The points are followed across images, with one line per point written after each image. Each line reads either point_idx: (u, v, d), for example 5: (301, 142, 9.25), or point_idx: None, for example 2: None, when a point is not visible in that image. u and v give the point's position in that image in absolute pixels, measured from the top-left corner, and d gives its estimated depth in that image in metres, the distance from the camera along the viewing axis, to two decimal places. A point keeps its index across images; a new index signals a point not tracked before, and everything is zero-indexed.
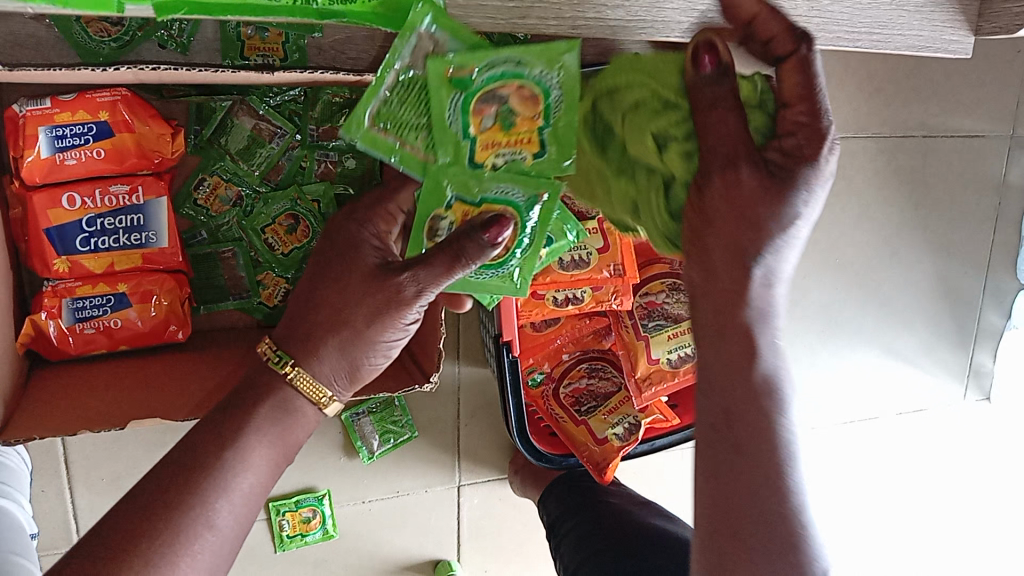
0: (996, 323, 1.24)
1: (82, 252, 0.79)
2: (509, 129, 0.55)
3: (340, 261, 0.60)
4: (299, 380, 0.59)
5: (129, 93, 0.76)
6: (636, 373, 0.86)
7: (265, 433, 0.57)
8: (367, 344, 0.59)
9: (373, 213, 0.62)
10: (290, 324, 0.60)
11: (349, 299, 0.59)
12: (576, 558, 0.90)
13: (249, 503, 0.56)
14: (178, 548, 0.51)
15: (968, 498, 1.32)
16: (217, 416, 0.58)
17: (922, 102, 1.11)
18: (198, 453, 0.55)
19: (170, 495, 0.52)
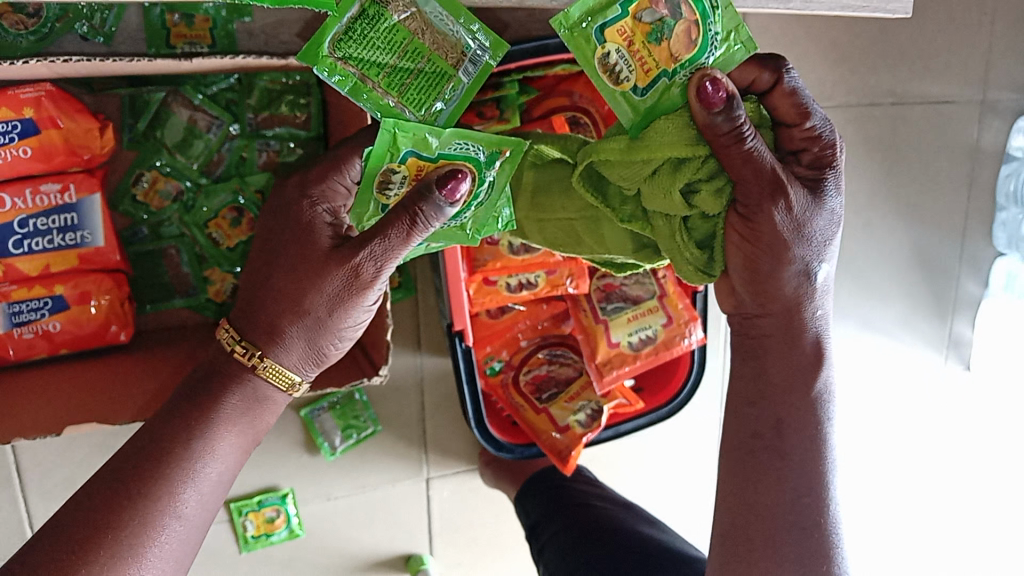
0: (973, 292, 1.22)
1: (17, 254, 0.76)
2: (659, 45, 0.49)
3: (294, 243, 0.55)
4: (268, 370, 0.55)
5: (54, 88, 0.73)
6: (596, 358, 0.83)
7: (234, 423, 0.55)
8: (331, 327, 0.55)
9: (327, 185, 0.57)
10: (246, 312, 0.56)
11: (308, 282, 0.53)
12: (562, 566, 0.86)
13: (214, 493, 0.53)
14: (145, 537, 0.49)
15: (952, 470, 1.31)
16: (180, 401, 0.55)
17: (890, 68, 1.08)
18: (162, 442, 0.52)
19: (134, 486, 0.50)
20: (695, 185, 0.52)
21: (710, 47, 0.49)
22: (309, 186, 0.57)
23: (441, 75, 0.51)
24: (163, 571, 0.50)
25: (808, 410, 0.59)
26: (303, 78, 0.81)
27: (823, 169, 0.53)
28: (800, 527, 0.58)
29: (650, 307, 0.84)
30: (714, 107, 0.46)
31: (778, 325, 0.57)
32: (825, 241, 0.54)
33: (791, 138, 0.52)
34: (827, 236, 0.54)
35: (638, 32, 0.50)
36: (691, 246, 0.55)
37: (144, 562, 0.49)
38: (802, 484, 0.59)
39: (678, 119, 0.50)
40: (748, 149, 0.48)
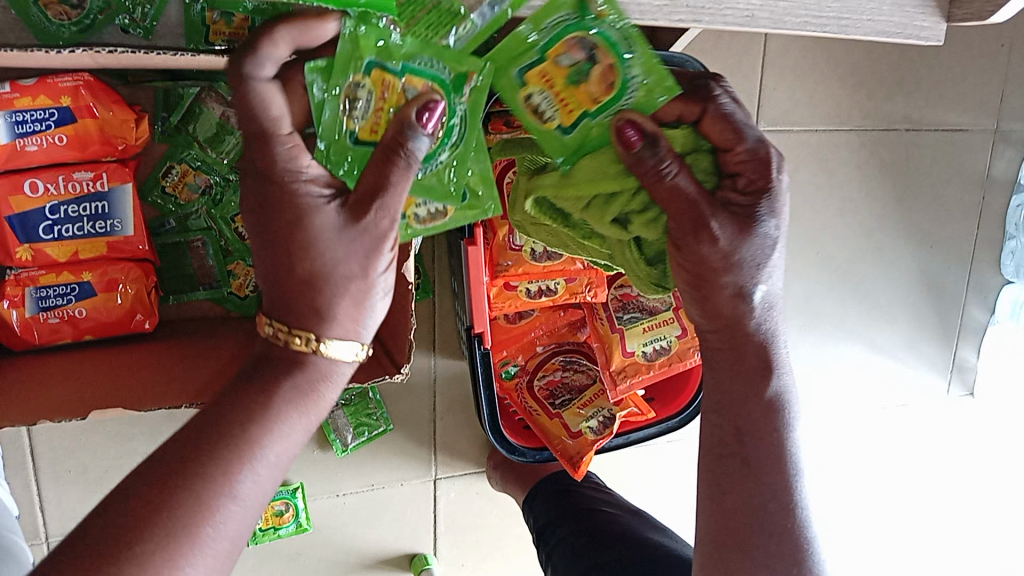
0: (979, 318, 1.24)
1: (46, 239, 0.77)
2: (578, 84, 0.49)
3: (298, 228, 0.47)
4: (326, 346, 0.50)
5: (92, 78, 0.74)
6: (610, 366, 0.84)
7: (292, 403, 0.49)
8: (373, 284, 0.50)
9: (291, 160, 0.46)
10: (276, 298, 0.50)
11: (331, 259, 0.48)
12: (570, 570, 0.88)
13: (274, 477, 0.48)
14: (201, 518, 0.44)
15: (953, 494, 1.32)
16: (241, 383, 0.49)
17: (906, 95, 1.10)
18: (220, 422, 0.47)
19: (190, 466, 0.45)
20: (629, 215, 0.58)
21: (628, 89, 0.50)
22: (265, 168, 0.47)
23: (452, 13, 0.46)
24: (216, 556, 0.44)
25: (767, 416, 0.59)
26: None
27: (756, 194, 0.54)
28: (766, 532, 0.58)
29: (666, 319, 0.84)
30: (632, 148, 0.50)
31: (725, 337, 0.59)
32: (763, 259, 0.56)
33: (727, 162, 0.54)
34: (765, 254, 0.56)
35: (556, 71, 0.49)
36: (642, 262, 0.61)
37: (200, 547, 0.43)
38: (770, 488, 0.59)
39: (603, 156, 0.53)
40: (671, 183, 0.51)
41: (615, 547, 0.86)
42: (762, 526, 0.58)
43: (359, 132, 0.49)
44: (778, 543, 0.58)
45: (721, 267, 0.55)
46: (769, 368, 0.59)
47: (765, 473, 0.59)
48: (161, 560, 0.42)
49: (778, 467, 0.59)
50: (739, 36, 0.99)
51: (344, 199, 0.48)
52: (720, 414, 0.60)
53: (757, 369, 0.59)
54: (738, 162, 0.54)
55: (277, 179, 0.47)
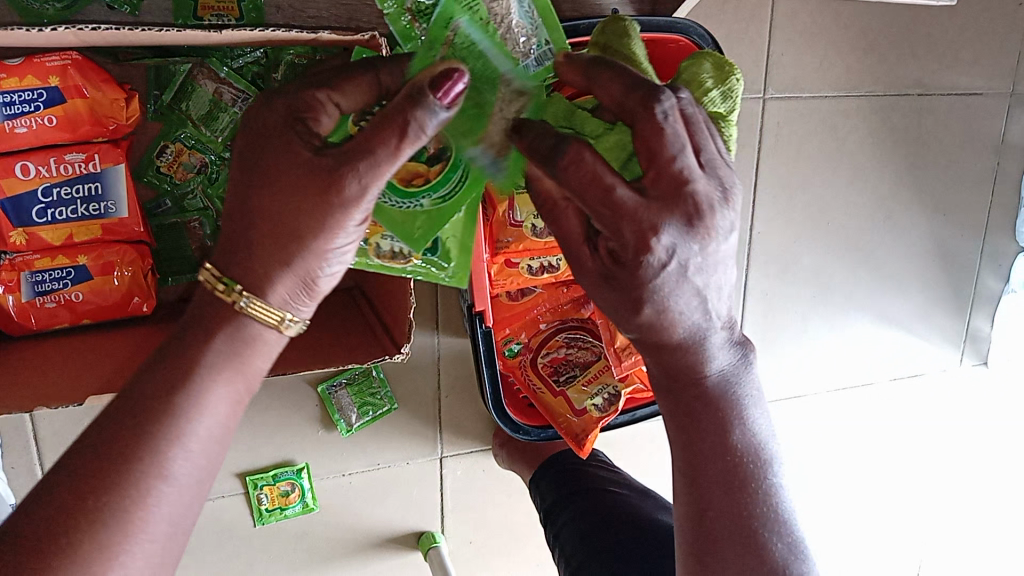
0: (993, 287, 1.21)
1: (39, 223, 0.76)
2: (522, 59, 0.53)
3: (279, 153, 0.46)
4: (253, 308, 0.48)
5: (80, 57, 0.72)
6: (614, 343, 0.82)
7: (221, 371, 0.49)
8: (321, 253, 0.47)
9: (305, 98, 0.47)
10: (223, 246, 0.49)
11: (292, 206, 0.45)
12: (578, 550, 0.87)
13: (207, 451, 0.48)
14: (130, 501, 0.44)
15: (966, 466, 1.30)
16: (163, 352, 0.49)
17: (919, 59, 1.07)
18: (143, 398, 0.46)
19: (119, 447, 0.45)
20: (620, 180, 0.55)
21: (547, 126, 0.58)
22: (291, 95, 0.47)
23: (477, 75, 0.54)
24: (154, 539, 0.45)
25: (721, 435, 0.56)
26: (329, 51, 0.76)
27: (641, 250, 0.45)
28: (744, 543, 0.55)
29: None
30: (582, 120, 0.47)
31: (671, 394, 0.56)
32: (677, 304, 0.48)
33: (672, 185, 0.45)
34: (678, 296, 0.48)
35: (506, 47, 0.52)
36: None
37: (131, 530, 0.44)
38: (733, 506, 0.55)
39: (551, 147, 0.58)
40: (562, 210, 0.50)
41: (624, 528, 0.85)
42: (729, 546, 0.55)
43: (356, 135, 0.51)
44: (749, 551, 0.55)
45: (624, 309, 0.49)
46: (710, 391, 0.55)
47: (726, 493, 0.55)
48: (94, 546, 0.43)
49: (739, 483, 0.55)
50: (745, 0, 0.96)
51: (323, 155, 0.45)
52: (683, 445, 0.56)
53: (704, 394, 0.55)
54: (609, 223, 0.45)
55: (279, 106, 0.47)
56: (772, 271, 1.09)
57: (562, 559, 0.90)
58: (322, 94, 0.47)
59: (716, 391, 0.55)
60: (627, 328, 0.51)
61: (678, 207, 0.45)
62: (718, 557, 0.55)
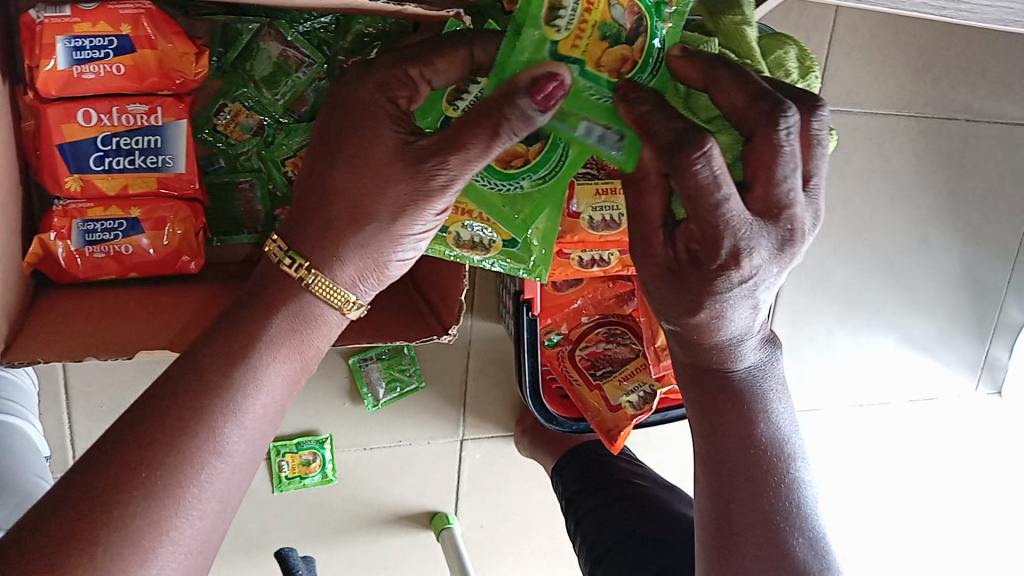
0: (1015, 318, 1.22)
1: (96, 171, 0.75)
2: (604, 41, 0.50)
3: (363, 137, 0.49)
4: (319, 284, 0.53)
5: (154, 7, 0.72)
6: (655, 342, 0.83)
7: (280, 347, 0.53)
8: (394, 237, 0.52)
9: (393, 72, 0.49)
10: (296, 224, 0.53)
11: (376, 186, 0.50)
12: (599, 541, 0.87)
13: (259, 428, 0.52)
14: (184, 476, 0.47)
15: (968, 491, 1.31)
16: (225, 324, 0.52)
17: (970, 84, 1.07)
18: (197, 376, 0.50)
19: (171, 420, 0.48)
20: None
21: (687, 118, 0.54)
22: (376, 66, 0.50)
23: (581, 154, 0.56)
24: (204, 517, 0.48)
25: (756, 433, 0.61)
26: (398, 25, 0.77)
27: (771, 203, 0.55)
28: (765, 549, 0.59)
29: None
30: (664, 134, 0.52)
31: (708, 375, 0.60)
32: (732, 313, 0.53)
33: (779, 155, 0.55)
34: (736, 308, 0.53)
35: (601, 10, 0.49)
36: None
37: (181, 506, 0.47)
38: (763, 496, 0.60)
39: None
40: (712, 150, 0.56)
41: (641, 515, 0.86)
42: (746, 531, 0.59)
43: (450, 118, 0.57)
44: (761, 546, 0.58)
45: (681, 307, 0.54)
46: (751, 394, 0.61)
47: (756, 487, 0.60)
48: (144, 523, 0.45)
49: (766, 483, 0.60)
50: (807, 11, 0.97)
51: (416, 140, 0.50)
52: (707, 439, 0.61)
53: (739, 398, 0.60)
54: None
55: (372, 81, 0.49)
56: (804, 283, 1.10)
57: (583, 550, 0.89)
58: (412, 66, 0.50)
59: (741, 384, 0.60)
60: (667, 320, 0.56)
61: (774, 224, 0.49)
62: (739, 544, 0.59)
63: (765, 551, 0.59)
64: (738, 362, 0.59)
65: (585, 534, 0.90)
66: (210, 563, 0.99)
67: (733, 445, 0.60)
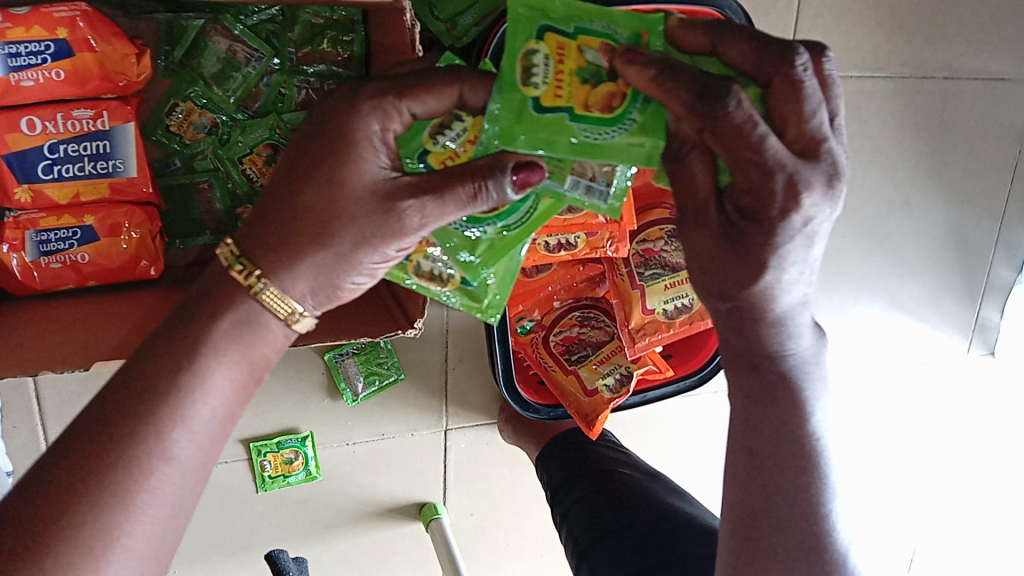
0: (1005, 277, 1.20)
1: (45, 180, 0.73)
2: (587, 84, 0.49)
3: (336, 159, 0.46)
4: (266, 294, 0.49)
5: (90, 9, 0.69)
6: (629, 324, 0.81)
7: (226, 351, 0.48)
8: (353, 262, 0.49)
9: (383, 103, 0.47)
10: (252, 228, 0.49)
11: (345, 211, 0.47)
12: (587, 534, 0.84)
13: (211, 430, 0.48)
14: (131, 484, 0.44)
15: (968, 454, 1.30)
16: (170, 325, 0.49)
17: (946, 40, 1.04)
18: (144, 375, 0.46)
19: (117, 426, 0.45)
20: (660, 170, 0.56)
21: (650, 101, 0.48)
22: (365, 94, 0.47)
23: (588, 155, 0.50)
24: (155, 523, 0.45)
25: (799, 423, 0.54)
26: (347, 13, 0.76)
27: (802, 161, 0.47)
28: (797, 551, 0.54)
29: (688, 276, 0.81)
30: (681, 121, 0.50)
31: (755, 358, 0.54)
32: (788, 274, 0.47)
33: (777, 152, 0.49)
34: (791, 265, 0.47)
35: (574, 56, 0.49)
36: None
37: (130, 514, 0.44)
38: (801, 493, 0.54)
39: None
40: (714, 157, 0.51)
41: (631, 509, 0.83)
42: (779, 521, 0.54)
43: (430, 154, 0.53)
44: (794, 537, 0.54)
45: (735, 277, 0.48)
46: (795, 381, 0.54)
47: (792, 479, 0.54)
48: (93, 531, 0.43)
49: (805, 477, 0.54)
50: None
51: (396, 175, 0.48)
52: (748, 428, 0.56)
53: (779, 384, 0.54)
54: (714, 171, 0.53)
55: (360, 108, 0.46)
56: None
57: (569, 542, 0.87)
58: (401, 99, 0.47)
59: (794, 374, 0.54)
60: (721, 292, 0.50)
61: (817, 161, 0.43)
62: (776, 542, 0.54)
63: (803, 543, 0.54)
64: (791, 346, 0.53)
65: (571, 526, 0.88)
66: (199, 565, 0.98)
67: (779, 433, 0.54)
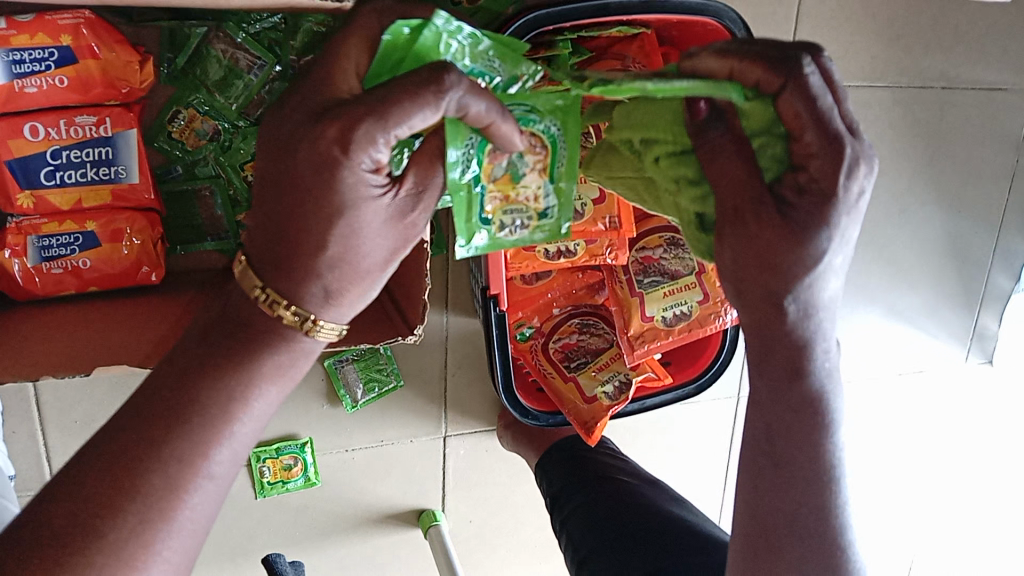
0: (1003, 286, 1.20)
1: (48, 186, 0.74)
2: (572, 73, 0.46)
3: (349, 207, 0.43)
4: (320, 330, 0.48)
5: (93, 16, 0.70)
6: (627, 331, 0.82)
7: (267, 374, 0.48)
8: (384, 275, 0.48)
9: (369, 140, 0.41)
10: (276, 272, 0.46)
11: (368, 246, 0.45)
12: (587, 541, 0.84)
13: (249, 446, 0.48)
14: (177, 502, 0.44)
15: (964, 463, 1.30)
16: (200, 352, 0.47)
17: (944, 51, 1.05)
18: (182, 401, 0.45)
19: (159, 450, 0.44)
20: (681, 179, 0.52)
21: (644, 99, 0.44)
22: (347, 133, 0.40)
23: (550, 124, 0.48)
24: (195, 534, 0.45)
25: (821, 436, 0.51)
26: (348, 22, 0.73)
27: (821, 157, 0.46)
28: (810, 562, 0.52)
29: (688, 283, 0.81)
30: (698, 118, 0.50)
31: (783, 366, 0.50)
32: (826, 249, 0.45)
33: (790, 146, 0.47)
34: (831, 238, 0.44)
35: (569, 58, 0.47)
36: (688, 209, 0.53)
37: (172, 527, 0.44)
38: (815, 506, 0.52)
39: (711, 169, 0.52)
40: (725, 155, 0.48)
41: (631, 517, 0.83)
42: (800, 529, 0.52)
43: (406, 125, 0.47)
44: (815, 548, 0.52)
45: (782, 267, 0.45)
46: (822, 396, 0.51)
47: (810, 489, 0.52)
48: (135, 546, 0.42)
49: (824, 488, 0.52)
50: None
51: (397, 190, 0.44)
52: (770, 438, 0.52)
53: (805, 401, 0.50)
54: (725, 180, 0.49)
55: (352, 153, 0.41)
56: None
57: (568, 549, 0.87)
58: (390, 130, 0.40)
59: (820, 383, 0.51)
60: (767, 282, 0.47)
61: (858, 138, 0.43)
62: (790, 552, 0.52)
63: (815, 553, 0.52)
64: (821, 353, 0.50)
65: (570, 534, 0.88)
66: (197, 571, 0.98)
67: (797, 444, 0.52)
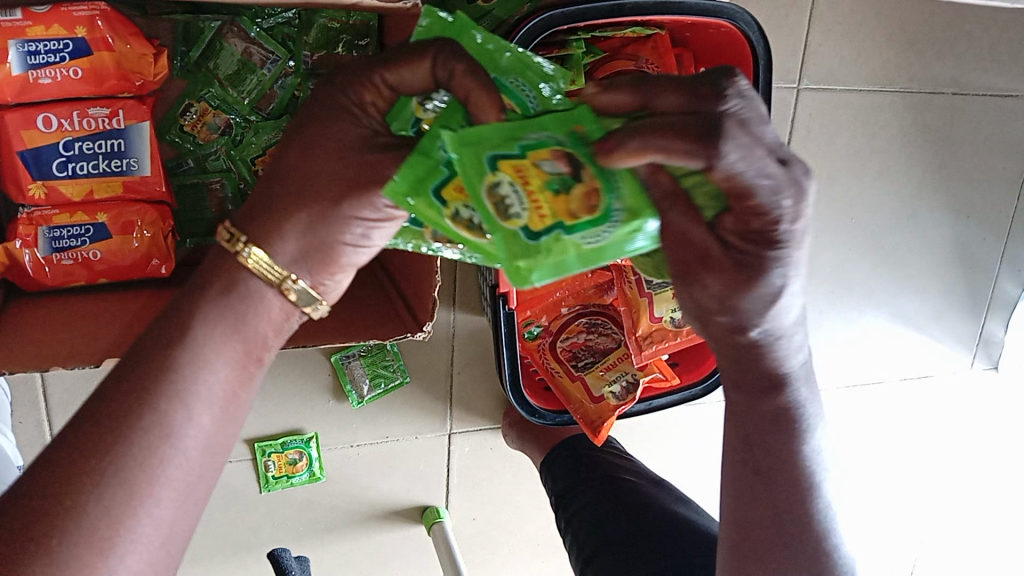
0: (1009, 292, 1.20)
1: (60, 177, 0.74)
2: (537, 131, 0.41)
3: (321, 126, 0.44)
4: (252, 259, 0.46)
5: (109, 8, 0.70)
6: (636, 331, 0.81)
7: (223, 332, 0.46)
8: (339, 220, 0.46)
9: (365, 72, 0.43)
10: (254, 203, 0.47)
11: (321, 172, 0.45)
12: (591, 542, 0.84)
13: (215, 411, 0.46)
14: (135, 466, 0.42)
15: (968, 470, 1.30)
16: (171, 305, 0.47)
17: (956, 57, 1.05)
18: (146, 360, 0.44)
19: (122, 409, 0.43)
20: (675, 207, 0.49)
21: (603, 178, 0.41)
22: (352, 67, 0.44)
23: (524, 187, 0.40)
24: (165, 506, 0.43)
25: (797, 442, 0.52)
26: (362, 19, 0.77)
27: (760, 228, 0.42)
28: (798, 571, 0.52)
29: None
30: None
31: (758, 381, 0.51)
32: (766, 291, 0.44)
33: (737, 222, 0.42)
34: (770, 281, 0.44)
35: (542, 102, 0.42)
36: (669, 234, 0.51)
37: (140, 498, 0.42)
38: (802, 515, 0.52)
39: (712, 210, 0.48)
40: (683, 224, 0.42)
41: (635, 517, 0.83)
42: (781, 541, 0.52)
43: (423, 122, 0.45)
44: (800, 553, 0.52)
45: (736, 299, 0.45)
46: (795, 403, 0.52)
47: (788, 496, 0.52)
48: (98, 512, 0.41)
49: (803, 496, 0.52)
50: None
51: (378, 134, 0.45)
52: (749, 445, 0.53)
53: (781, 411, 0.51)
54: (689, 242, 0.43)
55: (342, 79, 0.44)
56: None
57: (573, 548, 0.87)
58: (387, 67, 0.42)
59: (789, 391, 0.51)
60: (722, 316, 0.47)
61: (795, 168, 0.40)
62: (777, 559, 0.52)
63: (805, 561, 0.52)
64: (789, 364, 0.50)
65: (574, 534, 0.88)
66: (201, 565, 0.98)
67: (783, 445, 0.52)
